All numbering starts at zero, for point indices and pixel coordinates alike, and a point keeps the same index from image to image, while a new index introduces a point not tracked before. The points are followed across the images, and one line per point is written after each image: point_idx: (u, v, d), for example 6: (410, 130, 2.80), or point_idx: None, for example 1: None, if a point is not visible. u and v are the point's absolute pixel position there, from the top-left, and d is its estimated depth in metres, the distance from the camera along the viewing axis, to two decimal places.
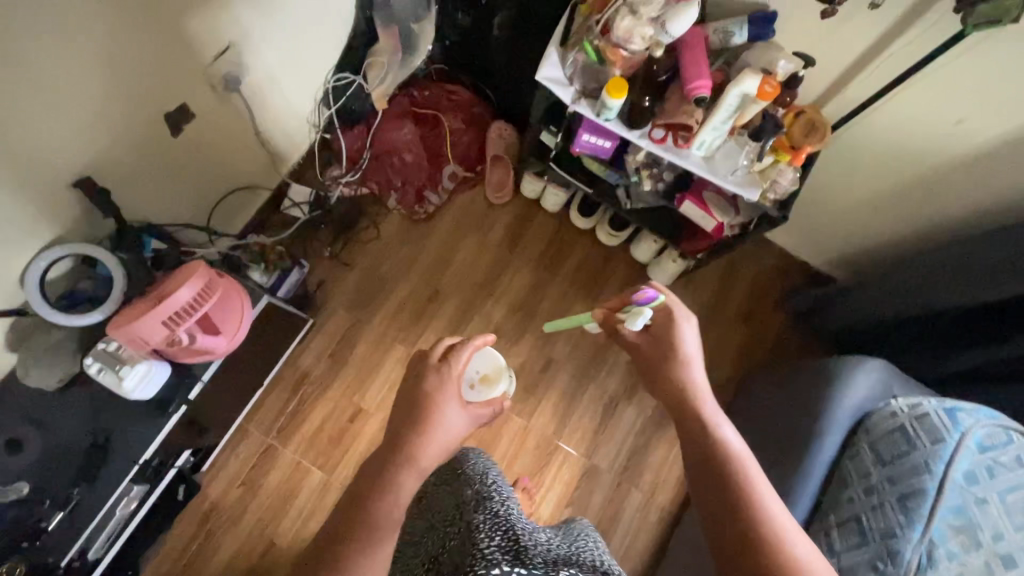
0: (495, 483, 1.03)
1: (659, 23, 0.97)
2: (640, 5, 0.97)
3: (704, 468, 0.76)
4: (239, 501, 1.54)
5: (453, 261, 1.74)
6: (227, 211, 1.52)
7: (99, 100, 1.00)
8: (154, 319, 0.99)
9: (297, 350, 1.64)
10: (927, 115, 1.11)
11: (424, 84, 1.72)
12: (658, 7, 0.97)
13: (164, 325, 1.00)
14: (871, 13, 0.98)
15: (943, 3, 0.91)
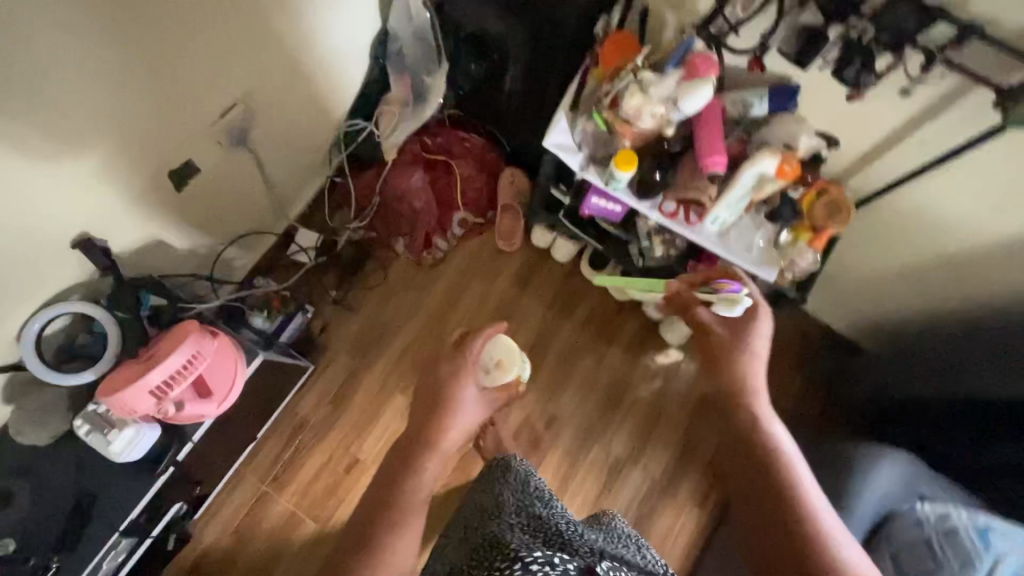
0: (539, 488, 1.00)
1: (671, 101, 0.95)
2: (651, 83, 0.95)
3: (762, 473, 0.72)
4: (230, 549, 1.51)
5: (458, 309, 1.70)
6: (234, 255, 1.50)
7: (98, 162, 1.00)
8: (143, 388, 1.00)
9: (297, 395, 1.63)
10: (964, 197, 1.03)
11: (436, 130, 1.68)
12: (669, 86, 0.94)
13: (153, 393, 1.01)
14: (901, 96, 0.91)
15: (981, 92, 0.83)
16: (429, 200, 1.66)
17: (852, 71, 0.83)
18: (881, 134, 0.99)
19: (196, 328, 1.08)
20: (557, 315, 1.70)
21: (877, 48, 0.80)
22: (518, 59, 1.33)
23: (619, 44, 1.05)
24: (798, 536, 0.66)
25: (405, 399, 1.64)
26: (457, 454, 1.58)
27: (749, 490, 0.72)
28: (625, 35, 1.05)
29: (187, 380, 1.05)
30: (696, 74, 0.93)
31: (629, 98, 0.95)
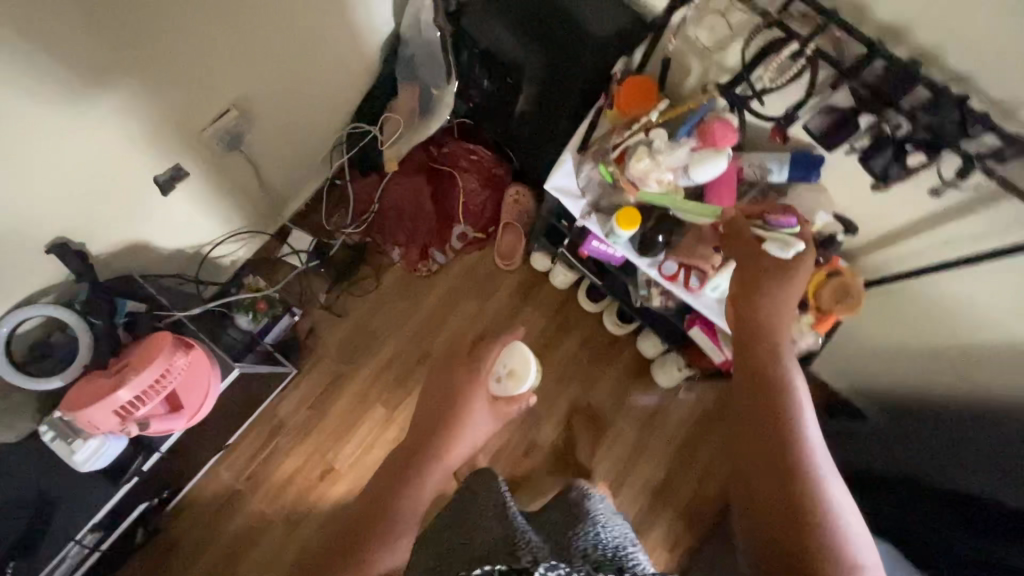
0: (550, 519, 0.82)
1: (681, 169, 0.93)
2: (663, 150, 0.92)
3: (770, 410, 0.72)
4: (198, 544, 1.51)
5: (449, 325, 1.66)
6: (223, 252, 1.46)
7: (73, 161, 0.96)
8: (105, 410, 0.99)
9: (278, 397, 1.61)
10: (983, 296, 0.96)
11: (443, 140, 1.61)
12: (683, 155, 0.92)
13: (116, 415, 1.00)
14: (930, 194, 0.85)
15: (1014, 207, 0.76)
16: (428, 211, 1.60)
17: (880, 165, 0.78)
18: (906, 219, 0.92)
19: (166, 342, 1.05)
20: (548, 342, 1.65)
21: (910, 145, 0.75)
22: (532, 84, 1.26)
23: (638, 92, 1.00)
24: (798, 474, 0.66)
25: (386, 411, 1.62)
26: None
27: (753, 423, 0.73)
28: (643, 79, 1.00)
29: (157, 396, 1.04)
30: (710, 144, 0.90)
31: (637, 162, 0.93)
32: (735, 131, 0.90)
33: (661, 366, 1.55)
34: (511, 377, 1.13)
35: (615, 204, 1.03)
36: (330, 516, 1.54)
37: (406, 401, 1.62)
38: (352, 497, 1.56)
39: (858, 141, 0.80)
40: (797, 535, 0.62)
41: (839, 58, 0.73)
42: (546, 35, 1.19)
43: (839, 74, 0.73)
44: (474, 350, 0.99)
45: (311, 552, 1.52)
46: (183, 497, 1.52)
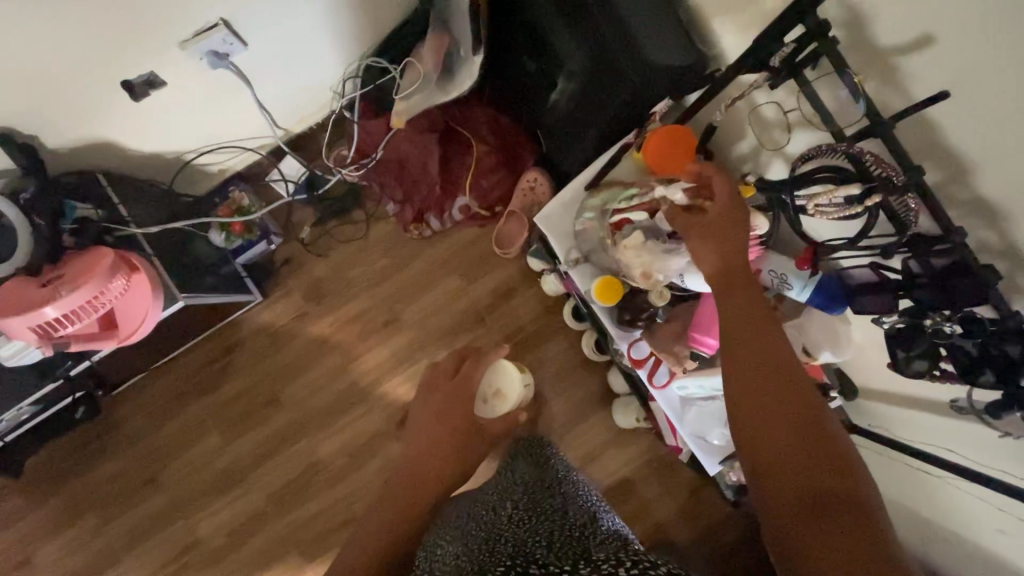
0: (549, 494, 0.92)
1: (680, 265, 0.87)
2: (654, 246, 0.88)
3: (765, 360, 0.63)
4: (138, 430, 1.57)
5: (426, 295, 1.58)
6: (212, 161, 1.39)
7: (28, 35, 0.90)
8: (21, 322, 0.95)
9: (242, 317, 1.59)
10: (957, 497, 0.83)
11: (469, 101, 1.45)
12: (674, 266, 0.87)
13: (33, 329, 0.97)
14: (946, 389, 0.72)
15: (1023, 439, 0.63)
16: (433, 176, 1.46)
17: (902, 354, 0.65)
18: (921, 393, 0.78)
19: (107, 264, 1.00)
20: (519, 345, 1.55)
21: (943, 347, 0.62)
22: (567, 78, 1.08)
23: (664, 148, 0.90)
24: (806, 431, 0.58)
25: (341, 362, 1.58)
26: (370, 433, 1.56)
27: (752, 377, 0.62)
28: (683, 133, 0.90)
29: (92, 314, 1.01)
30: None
31: (635, 239, 0.89)
32: (762, 246, 0.85)
33: (623, 407, 1.47)
34: (498, 397, 1.26)
35: (602, 263, 0.99)
36: (264, 443, 1.56)
37: (362, 358, 1.58)
38: (287, 433, 1.57)
39: (891, 316, 0.68)
40: (802, 446, 0.57)
41: (906, 221, 0.63)
42: (598, 34, 0.98)
43: (898, 238, 0.64)
44: (454, 375, 1.09)
45: (237, 470, 1.56)
46: (134, 384, 1.57)
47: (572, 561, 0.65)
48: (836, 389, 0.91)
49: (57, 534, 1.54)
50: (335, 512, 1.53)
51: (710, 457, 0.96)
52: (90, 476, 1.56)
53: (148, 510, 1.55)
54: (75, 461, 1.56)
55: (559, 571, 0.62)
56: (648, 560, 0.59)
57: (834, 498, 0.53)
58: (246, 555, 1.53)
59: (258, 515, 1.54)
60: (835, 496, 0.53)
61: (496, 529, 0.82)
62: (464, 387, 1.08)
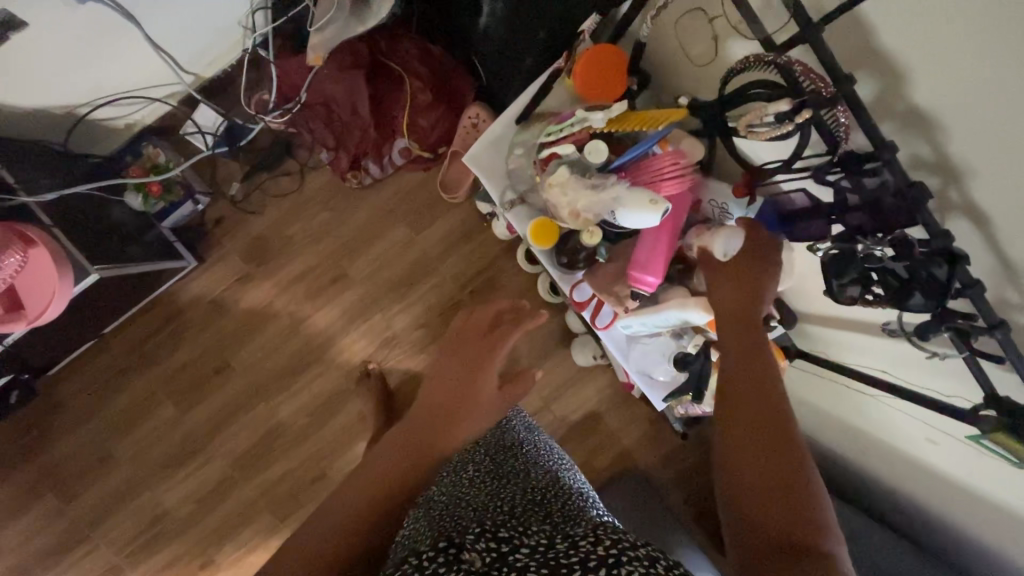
0: (510, 475, 0.94)
1: (599, 202, 0.80)
2: (580, 180, 0.81)
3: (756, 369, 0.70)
4: (86, 408, 1.52)
5: (374, 247, 1.51)
6: (113, 114, 1.27)
7: None
8: None
9: (179, 283, 1.51)
10: (885, 409, 0.85)
11: (398, 33, 1.33)
12: (606, 200, 0.80)
13: None
14: (876, 312, 0.72)
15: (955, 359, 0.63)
16: (363, 117, 1.33)
17: (835, 282, 0.63)
18: (858, 316, 0.78)
19: None
20: (473, 293, 1.50)
21: (875, 273, 0.60)
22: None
23: (591, 68, 0.85)
24: (761, 504, 0.60)
25: (290, 323, 1.52)
26: (331, 392, 1.53)
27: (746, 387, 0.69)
28: (613, 53, 0.85)
29: None
30: (654, 183, 0.80)
31: (559, 175, 0.83)
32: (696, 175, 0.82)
33: (581, 345, 1.46)
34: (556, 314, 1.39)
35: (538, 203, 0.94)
36: (220, 410, 1.53)
37: (314, 318, 1.52)
38: (244, 398, 1.53)
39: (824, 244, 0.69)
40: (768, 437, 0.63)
41: (837, 137, 0.60)
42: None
43: (831, 155, 0.61)
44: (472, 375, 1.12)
45: (197, 438, 1.53)
46: (74, 361, 1.50)
47: (547, 536, 0.63)
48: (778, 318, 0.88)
49: (17, 520, 1.52)
50: (301, 472, 1.53)
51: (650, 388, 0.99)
52: (43, 457, 1.52)
53: (108, 486, 1.52)
54: (24, 446, 1.51)
55: (536, 545, 0.60)
56: (627, 541, 0.57)
57: (801, 539, 0.56)
58: (216, 521, 1.53)
59: (225, 481, 1.53)
60: (793, 549, 0.55)
61: (457, 506, 0.82)
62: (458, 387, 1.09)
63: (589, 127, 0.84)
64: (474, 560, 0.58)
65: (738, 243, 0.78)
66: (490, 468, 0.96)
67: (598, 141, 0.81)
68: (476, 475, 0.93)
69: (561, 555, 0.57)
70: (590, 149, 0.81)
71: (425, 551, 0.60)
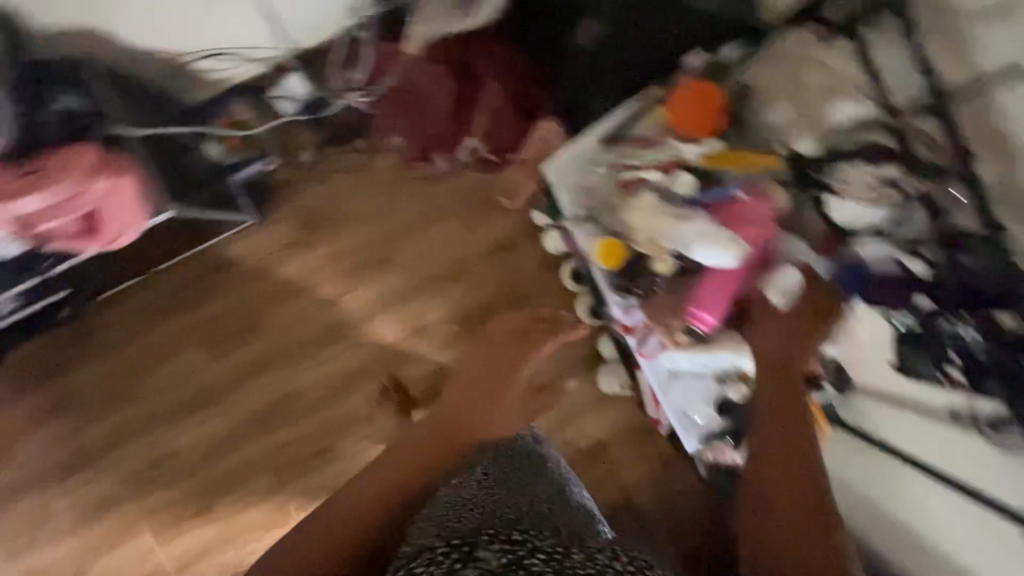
0: (521, 481, 0.95)
1: (684, 233, 0.87)
2: (665, 208, 0.89)
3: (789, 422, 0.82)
4: (122, 336, 1.57)
5: (422, 237, 1.54)
6: (211, 67, 1.33)
7: None
8: (7, 213, 0.96)
9: (234, 236, 1.56)
10: (944, 502, 0.85)
11: (491, 39, 1.36)
12: (682, 232, 0.87)
13: (15, 221, 0.97)
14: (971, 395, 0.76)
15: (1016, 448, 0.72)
16: (443, 114, 1.39)
17: (912, 350, 0.79)
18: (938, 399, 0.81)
19: (89, 161, 0.99)
20: (510, 300, 1.51)
21: (957, 352, 0.74)
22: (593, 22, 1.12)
23: (693, 104, 0.98)
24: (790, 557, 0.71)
25: (328, 295, 1.56)
26: (353, 369, 1.55)
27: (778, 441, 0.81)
28: (714, 94, 0.99)
29: (73, 212, 1.00)
30: (731, 223, 0.88)
31: (646, 201, 0.91)
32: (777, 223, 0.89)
33: (607, 370, 1.48)
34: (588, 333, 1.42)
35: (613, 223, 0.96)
36: (245, 364, 1.57)
37: (351, 294, 1.55)
38: (270, 358, 1.57)
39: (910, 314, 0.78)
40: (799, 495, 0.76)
41: (942, 210, 0.79)
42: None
43: (944, 240, 0.77)
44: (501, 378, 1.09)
45: (217, 388, 1.57)
46: (124, 290, 1.57)
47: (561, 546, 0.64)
48: (829, 380, 0.97)
49: (33, 430, 1.57)
50: (307, 442, 1.55)
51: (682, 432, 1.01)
52: (72, 374, 1.57)
53: (125, 416, 1.56)
54: (57, 360, 1.57)
55: (550, 553, 0.61)
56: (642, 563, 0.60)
57: None
58: (217, 472, 1.55)
59: (234, 434, 1.56)
60: None
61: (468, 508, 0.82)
62: (478, 390, 1.05)
63: (683, 160, 0.93)
64: (490, 559, 0.59)
65: (799, 292, 0.88)
66: (502, 471, 0.96)
67: (686, 172, 0.91)
68: (488, 477, 0.93)
69: (577, 570, 0.58)
70: (679, 178, 0.91)
71: (439, 545, 0.61)
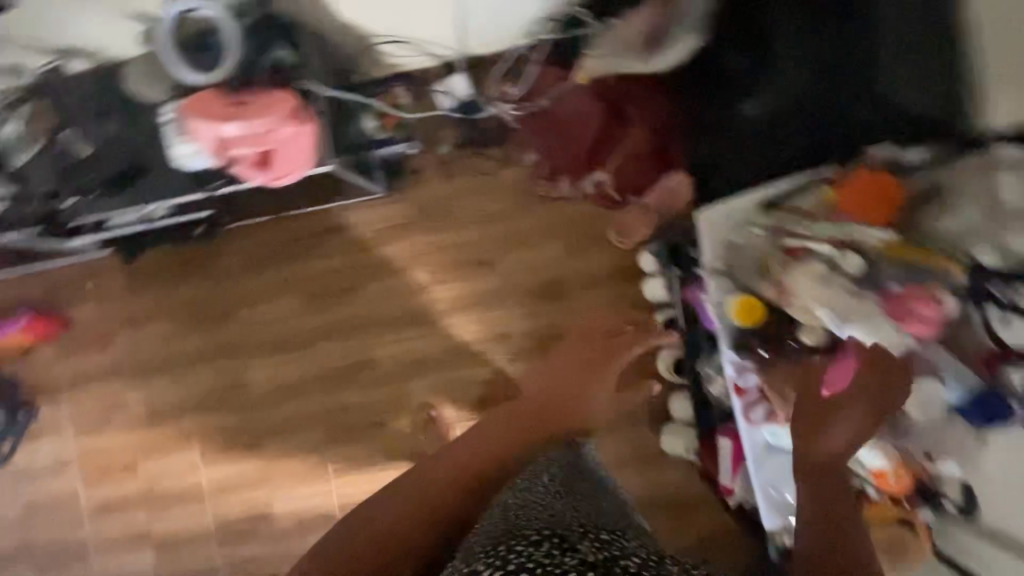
0: (581, 494, 1.05)
1: (839, 314, 1.04)
2: (818, 282, 1.07)
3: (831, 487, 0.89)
4: (235, 266, 1.70)
5: (527, 251, 1.60)
6: (392, 52, 1.44)
7: None
8: (213, 130, 1.06)
9: (357, 204, 1.66)
10: None
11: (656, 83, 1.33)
12: (825, 308, 1.06)
13: (216, 139, 1.08)
14: None
15: None
16: (584, 142, 1.44)
17: None
18: None
19: (290, 106, 1.09)
20: None
21: None
22: (761, 100, 1.15)
23: (873, 194, 1.09)
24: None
25: (426, 280, 1.64)
26: (429, 355, 1.63)
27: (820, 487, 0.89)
28: (892, 186, 1.09)
29: (264, 146, 1.10)
30: (886, 313, 1.02)
31: (810, 268, 1.08)
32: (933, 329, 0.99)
33: (675, 432, 1.43)
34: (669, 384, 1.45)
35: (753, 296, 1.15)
36: (334, 322, 1.67)
37: (447, 286, 1.63)
38: (358, 323, 1.66)
39: None
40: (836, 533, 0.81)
41: None
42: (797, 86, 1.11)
43: None
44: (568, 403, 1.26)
45: (303, 336, 1.68)
46: (248, 225, 1.69)
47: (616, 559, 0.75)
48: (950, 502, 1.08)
49: (139, 326, 1.73)
50: (371, 409, 1.65)
51: (762, 491, 1.18)
52: (183, 287, 1.71)
53: (219, 337, 1.70)
54: (174, 270, 1.72)
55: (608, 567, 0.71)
56: None
57: None
58: (285, 413, 1.68)
59: (306, 382, 1.67)
60: None
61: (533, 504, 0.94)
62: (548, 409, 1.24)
63: (847, 244, 1.07)
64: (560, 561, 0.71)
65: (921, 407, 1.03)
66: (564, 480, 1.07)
67: (857, 255, 1.05)
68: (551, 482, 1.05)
69: None
70: (844, 256, 1.06)
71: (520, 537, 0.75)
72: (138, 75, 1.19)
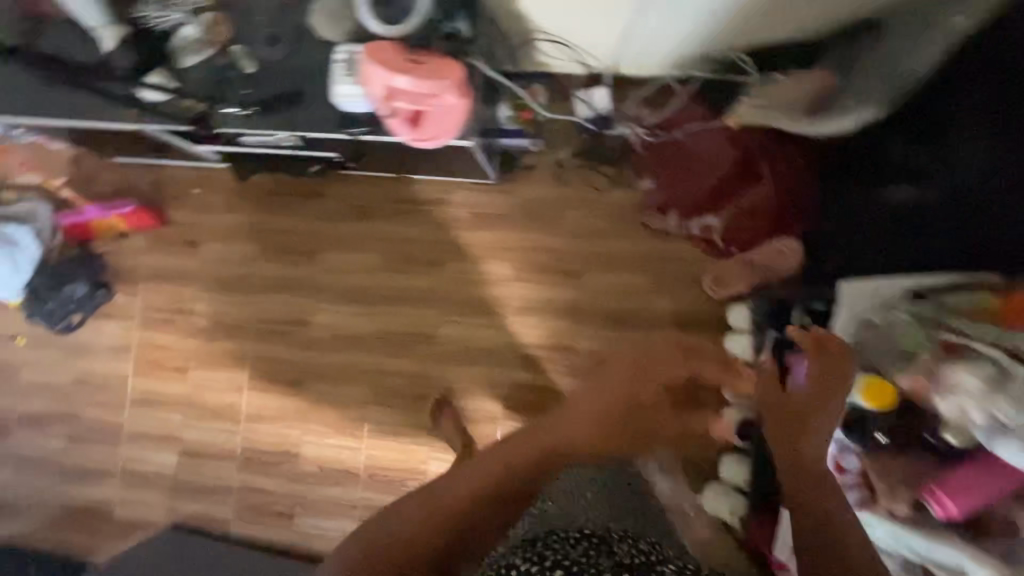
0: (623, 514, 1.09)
1: (998, 424, 0.89)
2: (980, 386, 0.91)
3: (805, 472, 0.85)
4: (331, 211, 1.75)
5: (616, 275, 1.60)
6: (547, 50, 1.46)
7: None
8: (382, 76, 1.12)
9: (461, 184, 1.69)
10: None
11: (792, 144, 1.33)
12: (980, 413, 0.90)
13: (382, 88, 1.13)
14: None
15: None
16: (703, 186, 1.41)
17: None
18: None
19: (457, 77, 1.13)
20: None
21: None
22: (914, 189, 1.04)
23: None
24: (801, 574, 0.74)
25: (508, 274, 1.65)
26: (491, 348, 1.64)
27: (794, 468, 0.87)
28: None
29: (421, 104, 1.13)
30: None
31: (969, 364, 0.93)
32: None
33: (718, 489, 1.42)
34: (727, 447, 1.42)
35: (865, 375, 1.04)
36: (408, 289, 1.69)
37: (526, 285, 1.64)
38: (431, 297, 1.68)
39: None
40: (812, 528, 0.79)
41: None
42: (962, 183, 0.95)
43: None
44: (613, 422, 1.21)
45: (376, 294, 1.70)
46: (355, 176, 1.74)
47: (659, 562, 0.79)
48: None
49: (227, 241, 1.79)
50: (419, 383, 1.66)
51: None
52: (278, 217, 1.77)
53: (297, 273, 1.75)
54: (274, 199, 1.77)
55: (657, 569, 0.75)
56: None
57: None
58: (337, 362, 1.71)
59: (365, 339, 1.70)
60: None
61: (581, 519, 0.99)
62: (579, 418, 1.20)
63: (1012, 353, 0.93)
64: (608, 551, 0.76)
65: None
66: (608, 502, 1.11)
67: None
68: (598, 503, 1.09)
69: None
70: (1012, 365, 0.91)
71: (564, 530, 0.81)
72: (321, 12, 1.24)
